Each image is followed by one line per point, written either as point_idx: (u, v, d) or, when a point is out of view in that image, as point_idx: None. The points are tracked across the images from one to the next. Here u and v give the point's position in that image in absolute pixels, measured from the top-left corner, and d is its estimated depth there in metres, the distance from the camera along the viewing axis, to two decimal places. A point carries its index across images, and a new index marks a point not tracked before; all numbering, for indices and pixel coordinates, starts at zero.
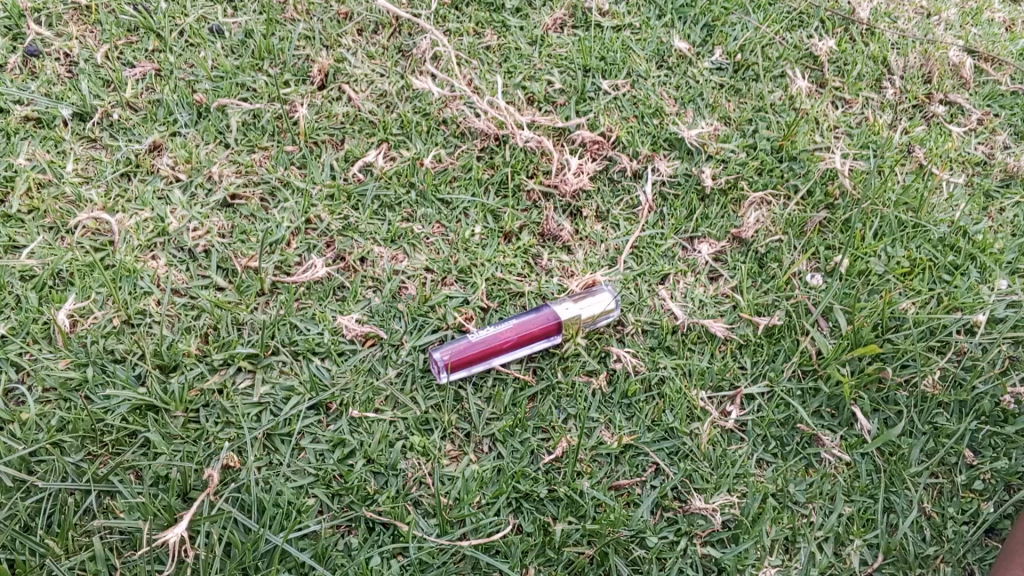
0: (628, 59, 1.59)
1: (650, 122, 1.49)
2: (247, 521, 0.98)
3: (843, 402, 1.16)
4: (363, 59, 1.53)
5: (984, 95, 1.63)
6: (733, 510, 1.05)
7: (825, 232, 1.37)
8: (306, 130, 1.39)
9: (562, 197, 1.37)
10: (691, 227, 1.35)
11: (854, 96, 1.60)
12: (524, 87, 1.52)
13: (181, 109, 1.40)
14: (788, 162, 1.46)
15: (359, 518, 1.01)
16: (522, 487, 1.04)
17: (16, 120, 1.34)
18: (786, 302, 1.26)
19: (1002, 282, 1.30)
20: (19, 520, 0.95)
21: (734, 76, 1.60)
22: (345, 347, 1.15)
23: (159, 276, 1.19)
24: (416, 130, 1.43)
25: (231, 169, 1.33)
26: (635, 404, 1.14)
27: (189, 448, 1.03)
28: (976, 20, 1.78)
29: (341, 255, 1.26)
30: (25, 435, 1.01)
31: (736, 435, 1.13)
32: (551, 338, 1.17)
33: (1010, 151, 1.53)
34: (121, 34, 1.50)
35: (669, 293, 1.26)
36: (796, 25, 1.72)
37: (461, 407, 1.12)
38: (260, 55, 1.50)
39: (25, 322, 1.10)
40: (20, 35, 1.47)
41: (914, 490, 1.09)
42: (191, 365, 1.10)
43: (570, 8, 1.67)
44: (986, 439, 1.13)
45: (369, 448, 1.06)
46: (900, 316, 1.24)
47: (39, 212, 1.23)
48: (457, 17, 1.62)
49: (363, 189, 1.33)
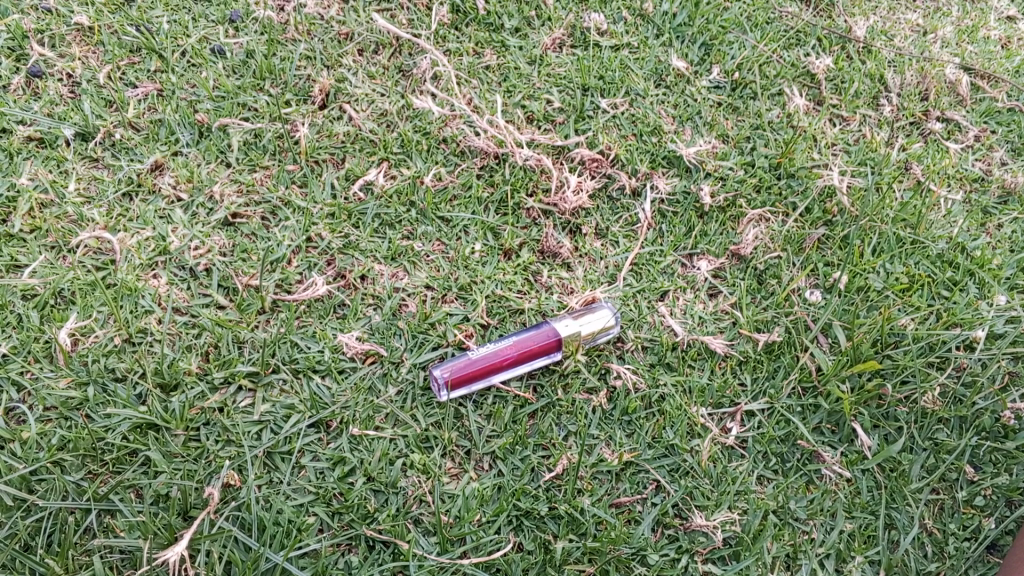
0: (627, 78, 1.60)
1: (648, 140, 1.51)
2: (247, 539, 0.98)
3: (843, 419, 1.16)
4: (364, 79, 1.55)
5: (981, 111, 1.64)
6: (734, 528, 1.05)
7: (824, 248, 1.37)
8: (307, 149, 1.40)
9: (562, 215, 1.38)
10: (690, 244, 1.36)
11: (851, 114, 1.61)
12: (523, 106, 1.54)
13: (183, 129, 1.42)
14: (786, 180, 1.47)
15: (359, 537, 1.01)
16: (522, 505, 1.04)
17: (19, 140, 1.36)
18: (785, 318, 1.26)
19: (1001, 297, 1.30)
20: (19, 539, 0.95)
21: (732, 93, 1.62)
22: (345, 365, 1.15)
23: (160, 295, 1.19)
24: (416, 149, 1.44)
25: (232, 188, 1.34)
26: (635, 421, 1.14)
27: (189, 466, 1.03)
28: (972, 38, 1.80)
29: (342, 273, 1.26)
30: (26, 454, 1.01)
31: (737, 451, 1.13)
32: (551, 355, 1.17)
33: (1007, 167, 1.54)
34: (123, 55, 1.52)
35: (668, 309, 1.26)
36: (793, 44, 1.74)
37: (461, 424, 1.12)
38: (261, 75, 1.51)
39: (26, 341, 1.11)
40: (23, 56, 1.49)
41: (915, 506, 1.09)
42: (191, 383, 1.10)
43: (569, 28, 1.69)
44: (987, 455, 1.13)
45: (369, 466, 1.06)
46: (900, 333, 1.24)
47: (40, 232, 1.24)
48: (457, 38, 1.64)
49: (364, 207, 1.34)
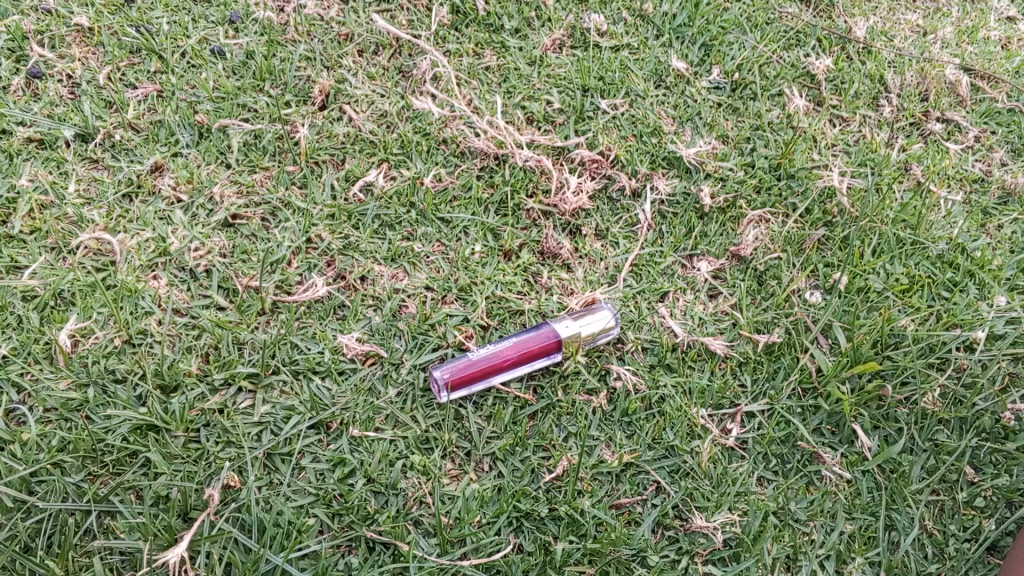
0: (627, 78, 1.60)
1: (648, 141, 1.51)
2: (247, 540, 0.98)
3: (843, 420, 1.16)
4: (364, 80, 1.55)
5: (981, 112, 1.64)
6: (734, 529, 1.05)
7: (824, 249, 1.37)
8: (307, 150, 1.40)
9: (562, 216, 1.38)
10: (690, 245, 1.36)
11: (851, 114, 1.61)
12: (523, 107, 1.54)
13: (183, 130, 1.42)
14: (786, 180, 1.47)
15: (359, 538, 1.00)
16: (522, 506, 1.04)
17: (19, 141, 1.36)
18: (785, 320, 1.26)
19: (1001, 298, 1.30)
20: (19, 540, 0.95)
21: (732, 94, 1.62)
22: (345, 366, 1.15)
23: (160, 296, 1.19)
24: (416, 150, 1.44)
25: (232, 189, 1.34)
26: (635, 422, 1.14)
27: (189, 468, 1.03)
28: (972, 38, 1.80)
29: (342, 274, 1.26)
30: (26, 455, 1.01)
31: (737, 453, 1.13)
32: (551, 356, 1.17)
33: (1007, 168, 1.54)
34: (123, 55, 1.52)
35: (669, 311, 1.26)
36: (794, 44, 1.74)
37: (461, 425, 1.12)
38: (261, 76, 1.51)
39: (26, 343, 1.11)
40: (23, 57, 1.49)
41: (915, 507, 1.09)
42: (191, 385, 1.10)
43: (569, 28, 1.69)
44: (987, 456, 1.13)
45: (369, 467, 1.06)
46: (900, 334, 1.24)
47: (40, 233, 1.24)
48: (457, 38, 1.64)
49: (364, 208, 1.34)
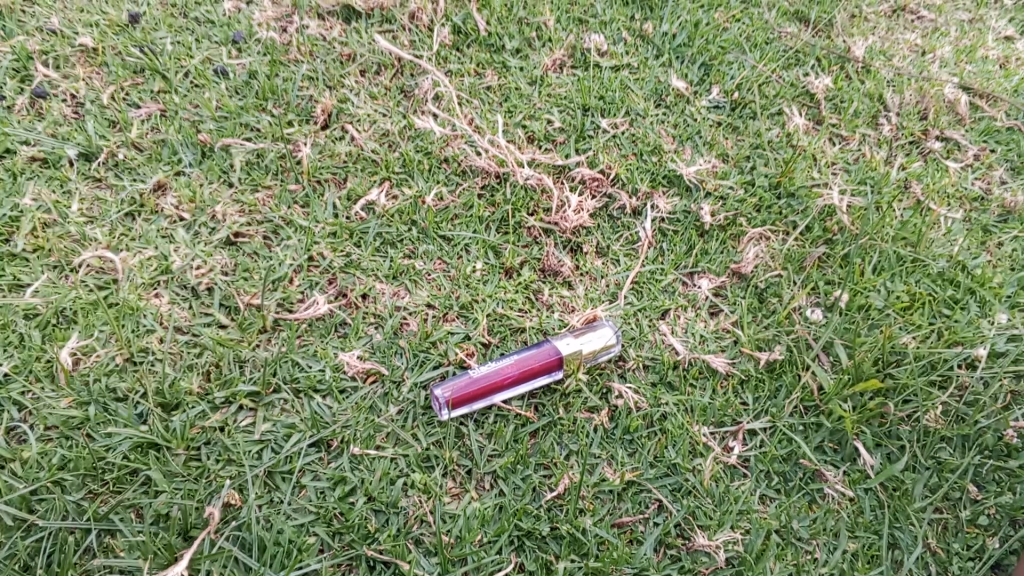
0: (626, 98, 1.62)
1: (648, 159, 1.52)
2: (247, 559, 0.98)
3: (845, 438, 1.16)
4: (366, 99, 1.56)
5: (980, 130, 1.65)
6: (737, 547, 1.05)
7: (824, 267, 1.38)
8: (309, 169, 1.42)
9: (563, 233, 1.38)
10: (690, 263, 1.36)
11: (850, 133, 1.62)
12: (524, 126, 1.55)
13: (185, 149, 1.43)
14: (786, 199, 1.48)
15: (359, 557, 1.00)
16: (523, 525, 1.04)
17: (23, 161, 1.37)
18: (786, 337, 1.26)
19: (1002, 315, 1.30)
20: (19, 559, 0.94)
21: (732, 113, 1.63)
22: (346, 384, 1.15)
23: (162, 314, 1.20)
24: (417, 168, 1.45)
25: (235, 208, 1.35)
26: (636, 440, 1.14)
27: (189, 486, 1.03)
28: (970, 57, 1.81)
29: (343, 292, 1.26)
30: (26, 474, 1.01)
31: (739, 471, 1.13)
32: (552, 373, 1.17)
33: (1006, 186, 1.55)
34: (128, 75, 1.53)
35: (669, 328, 1.27)
36: (793, 63, 1.76)
37: (462, 444, 1.11)
38: (263, 95, 1.53)
39: (27, 361, 1.11)
40: (27, 77, 1.50)
41: (918, 525, 1.08)
42: (192, 403, 1.10)
43: (569, 49, 1.71)
44: (989, 474, 1.13)
45: (369, 486, 1.06)
46: (901, 351, 1.23)
47: (43, 251, 1.25)
48: (458, 58, 1.66)
49: (365, 227, 1.35)
